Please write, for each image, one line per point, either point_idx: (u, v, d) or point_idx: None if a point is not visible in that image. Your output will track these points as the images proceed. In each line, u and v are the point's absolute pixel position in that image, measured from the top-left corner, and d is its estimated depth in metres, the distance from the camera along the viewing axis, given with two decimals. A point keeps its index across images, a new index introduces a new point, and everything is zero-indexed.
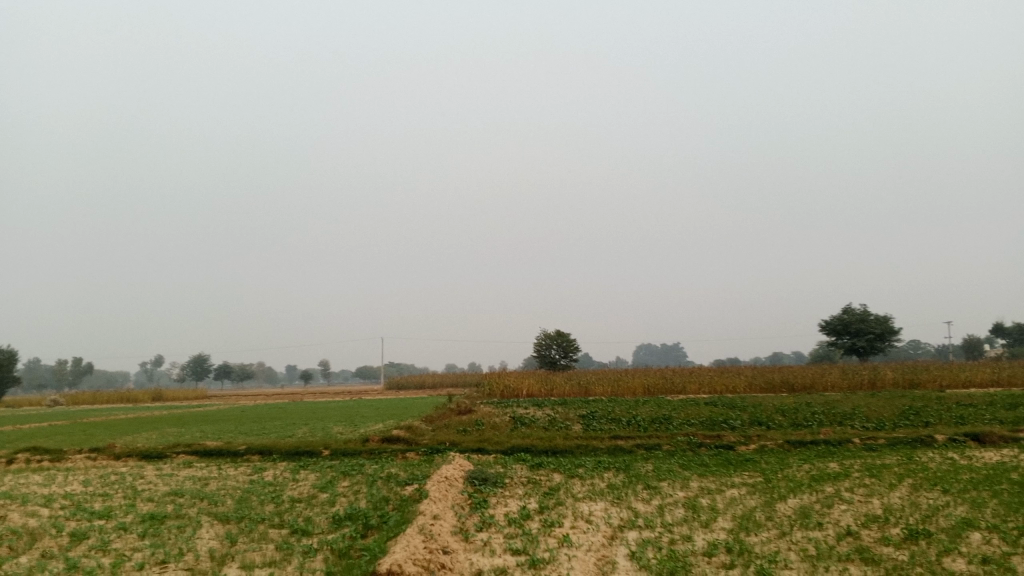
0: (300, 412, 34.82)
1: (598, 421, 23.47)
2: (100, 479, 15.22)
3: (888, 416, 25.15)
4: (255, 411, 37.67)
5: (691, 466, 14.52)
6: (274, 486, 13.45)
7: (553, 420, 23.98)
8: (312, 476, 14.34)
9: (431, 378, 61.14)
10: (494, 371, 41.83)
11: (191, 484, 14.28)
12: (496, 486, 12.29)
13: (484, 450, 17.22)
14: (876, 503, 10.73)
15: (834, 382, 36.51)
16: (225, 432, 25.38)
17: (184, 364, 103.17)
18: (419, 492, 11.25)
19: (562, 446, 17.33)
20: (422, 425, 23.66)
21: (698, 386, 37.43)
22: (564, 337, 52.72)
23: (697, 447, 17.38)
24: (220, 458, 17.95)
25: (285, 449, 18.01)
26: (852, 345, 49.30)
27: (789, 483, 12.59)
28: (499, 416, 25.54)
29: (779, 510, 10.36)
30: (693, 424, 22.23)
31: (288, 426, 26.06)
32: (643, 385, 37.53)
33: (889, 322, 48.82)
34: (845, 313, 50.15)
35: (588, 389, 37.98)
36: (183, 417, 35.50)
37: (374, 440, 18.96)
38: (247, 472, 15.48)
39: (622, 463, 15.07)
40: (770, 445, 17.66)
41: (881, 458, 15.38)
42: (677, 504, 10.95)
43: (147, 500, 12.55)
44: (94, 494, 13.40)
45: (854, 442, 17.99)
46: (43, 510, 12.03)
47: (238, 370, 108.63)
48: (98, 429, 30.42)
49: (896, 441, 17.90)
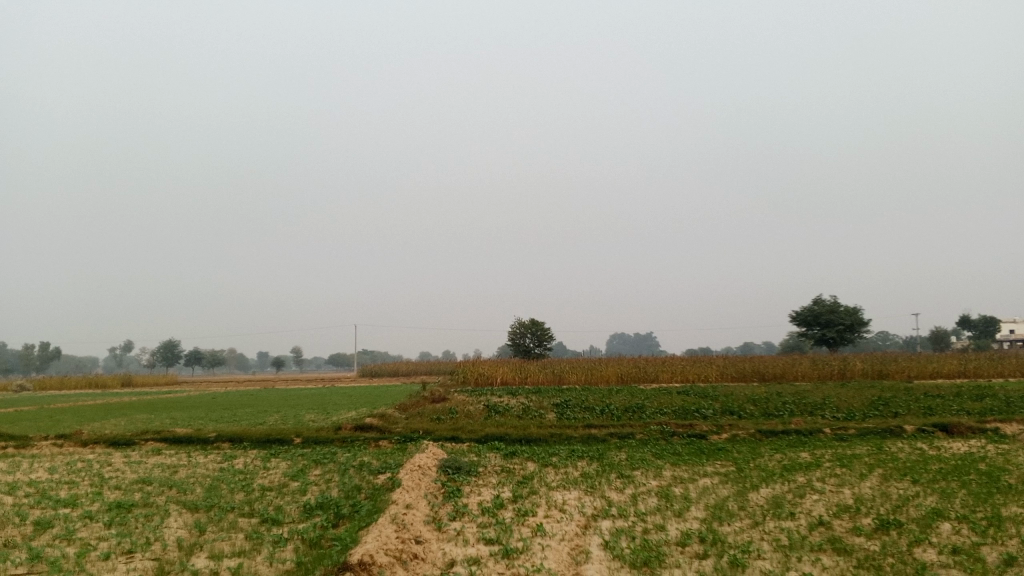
0: (272, 399, 34.49)
1: (572, 410, 23.48)
2: (65, 467, 14.96)
3: (857, 406, 25.41)
4: (226, 397, 37.24)
5: (664, 455, 14.57)
6: (244, 474, 13.30)
7: (527, 409, 23.98)
8: (283, 464, 14.20)
9: (404, 366, 60.95)
10: (468, 359, 41.77)
11: (160, 472, 14.10)
12: (470, 475, 12.23)
13: (457, 438, 17.15)
14: (847, 493, 10.79)
15: (804, 372, 36.82)
16: (196, 419, 25.09)
17: (154, 350, 102.06)
18: (392, 481, 11.17)
19: (535, 435, 17.30)
20: (395, 413, 23.56)
21: (671, 375, 37.60)
22: (539, 325, 52.73)
23: (669, 436, 17.44)
24: (189, 446, 17.73)
25: (256, 437, 17.82)
26: (822, 336, 49.74)
27: (761, 472, 12.64)
28: (473, 404, 25.51)
29: (752, 500, 10.40)
30: (666, 413, 22.32)
31: (260, 414, 25.83)
32: (616, 374, 37.63)
33: (859, 313, 49.33)
34: (816, 304, 50.58)
35: (562, 377, 38.03)
36: (153, 403, 35.10)
37: (346, 428, 18.82)
38: (217, 460, 15.31)
39: (595, 452, 15.08)
40: (742, 435, 17.76)
41: (851, 448, 15.52)
42: (650, 493, 10.96)
43: (114, 488, 12.35)
44: (60, 482, 13.17)
45: (825, 432, 18.14)
46: (7, 497, 11.80)
47: (210, 357, 107.65)
48: (65, 415, 29.96)
49: (866, 431, 18.07)
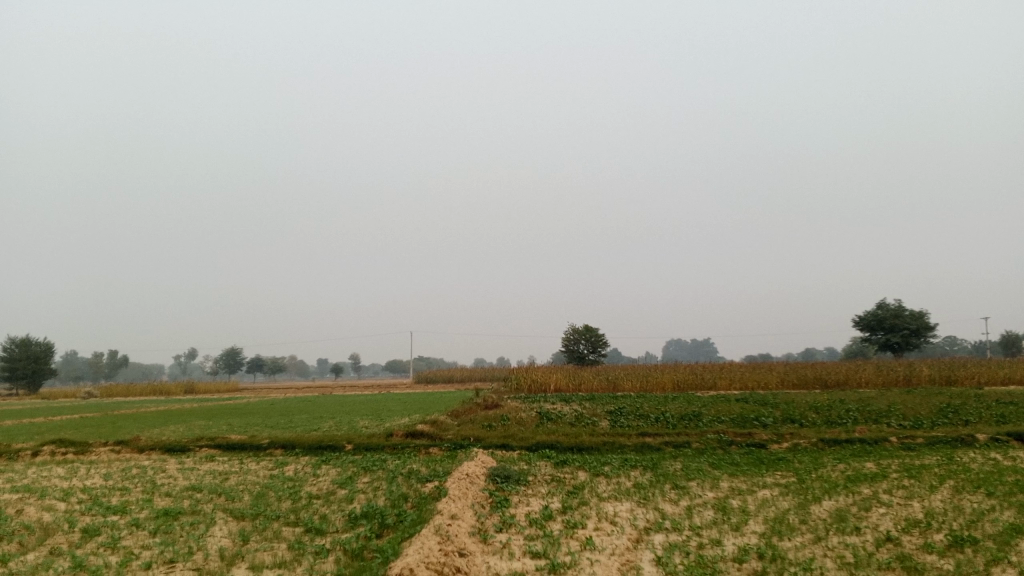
0: (328, 405, 34.70)
1: (626, 418, 23.00)
2: (120, 473, 15.10)
3: (925, 414, 24.46)
4: (283, 404, 37.55)
5: (721, 466, 14.08)
6: (294, 481, 13.23)
7: (580, 416, 23.61)
8: (332, 471, 14.09)
9: (459, 372, 60.89)
10: (522, 365, 41.47)
11: (211, 479, 14.12)
12: (518, 484, 11.92)
13: (508, 446, 16.89)
14: (917, 506, 10.20)
15: (868, 379, 35.65)
16: (252, 425, 25.28)
17: (217, 357, 104.05)
18: (438, 490, 10.96)
19: (588, 443, 16.93)
20: (447, 419, 23.41)
21: (729, 383, 36.70)
22: (593, 331, 52.25)
23: (727, 446, 16.92)
24: (242, 452, 17.80)
25: (307, 444, 17.80)
26: (886, 341, 48.29)
27: (823, 484, 12.09)
28: (526, 410, 25.26)
29: (814, 513, 9.89)
30: (723, 421, 21.76)
31: (313, 420, 25.92)
32: (672, 381, 36.96)
33: (925, 318, 47.72)
34: (879, 309, 49.12)
35: (616, 384, 37.53)
36: (213, 410, 35.70)
37: (398, 435, 18.71)
38: (267, 467, 15.29)
39: (649, 461, 14.68)
40: (803, 444, 17.15)
41: (919, 458, 14.81)
42: (706, 505, 10.52)
43: (165, 495, 12.37)
44: (114, 488, 13.27)
45: (891, 441, 17.41)
46: (59, 503, 11.91)
47: (271, 364, 109.49)
48: (127, 421, 30.53)
49: (935, 440, 17.30)
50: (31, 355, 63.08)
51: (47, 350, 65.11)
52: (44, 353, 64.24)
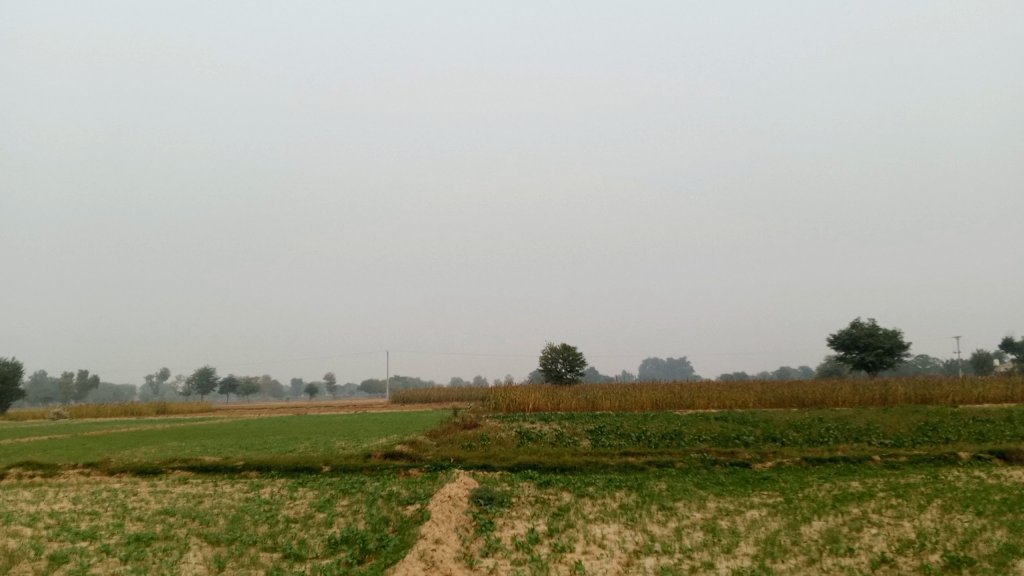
0: (302, 426, 34.09)
1: (606, 437, 22.79)
2: (90, 496, 14.64)
3: (904, 432, 24.45)
4: (257, 425, 36.87)
5: (707, 485, 13.88)
6: (270, 505, 12.86)
7: (560, 435, 23.35)
8: (310, 494, 13.71)
9: (436, 392, 60.39)
10: (500, 384, 41.14)
11: (185, 502, 13.72)
12: (503, 506, 11.66)
13: (489, 467, 16.61)
14: (908, 526, 10.05)
15: (845, 398, 35.71)
16: (225, 447, 24.75)
17: (190, 377, 102.76)
18: (421, 513, 10.67)
19: (570, 463, 16.68)
20: (426, 439, 23.05)
21: (707, 402, 36.58)
22: (570, 350, 52.01)
23: (711, 465, 16.74)
24: (217, 475, 17.34)
25: (284, 465, 17.39)
26: (861, 360, 48.50)
27: (811, 504, 11.92)
28: (505, 430, 24.98)
29: (805, 534, 9.72)
30: (704, 440, 21.58)
31: (288, 441, 25.43)
32: (651, 400, 36.80)
33: (899, 337, 47.98)
34: (853, 328, 49.35)
35: (595, 403, 37.32)
36: (186, 431, 34.99)
37: (376, 456, 18.33)
38: (243, 490, 14.89)
39: (634, 481, 14.47)
40: (787, 463, 17.01)
41: (905, 477, 14.70)
42: (695, 526, 10.32)
43: (137, 520, 11.96)
44: (82, 513, 12.82)
45: (874, 459, 17.32)
46: (26, 529, 11.48)
47: (245, 384, 108.28)
48: (97, 443, 29.79)
49: (918, 458, 17.23)
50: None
51: (15, 371, 63.75)
52: (12, 373, 62.90)
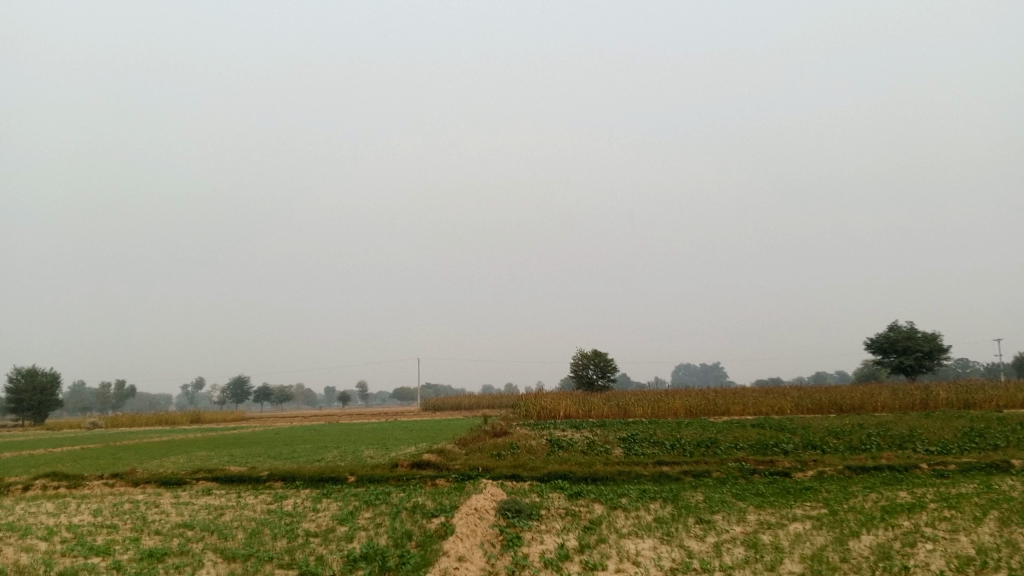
0: (333, 434, 33.74)
1: (639, 445, 22.18)
2: (111, 509, 14.35)
3: (949, 438, 23.53)
4: (287, 433, 36.62)
5: (746, 497, 13.24)
6: (292, 517, 12.44)
7: (592, 443, 22.76)
8: (334, 506, 13.27)
9: (466, 399, 59.95)
10: (530, 392, 40.59)
11: (205, 514, 13.34)
12: (532, 519, 11.13)
13: (518, 477, 16.08)
14: (966, 541, 9.35)
15: (884, 402, 34.72)
16: (254, 456, 24.42)
17: (225, 386, 103.52)
18: (444, 527, 10.21)
19: (603, 473, 16.10)
20: (455, 448, 22.60)
21: (743, 408, 35.72)
22: (602, 356, 51.42)
23: (750, 475, 16.05)
24: (241, 485, 17.03)
25: (309, 476, 17.02)
26: (899, 364, 47.29)
27: (859, 516, 11.25)
28: (536, 438, 24.52)
29: (854, 550, 9.08)
30: (742, 448, 20.86)
31: (317, 450, 25.05)
32: (684, 406, 35.99)
33: (938, 339, 46.75)
34: (890, 331, 48.17)
35: (627, 411, 36.59)
36: (215, 440, 34.82)
37: (403, 465, 17.88)
38: (266, 501, 14.51)
39: (670, 492, 13.84)
40: (829, 472, 16.26)
41: (957, 486, 13.90)
42: (736, 541, 9.73)
43: (154, 534, 11.59)
44: (101, 526, 12.52)
45: (922, 468, 16.51)
46: (41, 543, 11.18)
47: (279, 392, 108.70)
48: (128, 453, 29.67)
49: (968, 466, 16.41)
50: (37, 387, 62.38)
51: (53, 381, 64.45)
52: (51, 384, 63.60)
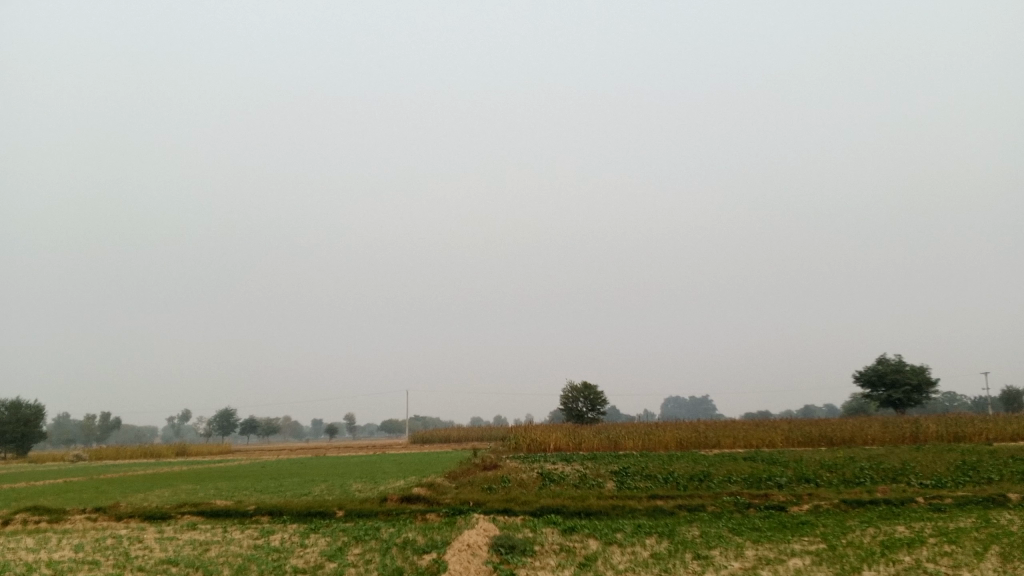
0: (321, 467, 33.22)
1: (632, 478, 21.93)
2: (93, 544, 13.98)
3: (942, 471, 23.40)
4: (273, 467, 36.07)
5: (743, 531, 13.02)
6: (279, 553, 12.15)
7: (584, 476, 22.53)
8: (322, 542, 12.97)
9: (455, 432, 59.41)
10: (520, 424, 40.27)
11: (190, 550, 13.00)
12: (526, 555, 10.89)
13: (510, 511, 15.81)
14: None
15: (875, 435, 34.59)
16: (240, 489, 24.00)
17: (211, 419, 102.48)
18: (437, 563, 9.97)
19: (596, 507, 15.86)
20: (445, 481, 22.33)
21: (733, 441, 35.52)
22: (591, 389, 51.20)
23: (745, 508, 15.86)
24: (227, 520, 16.69)
25: (296, 510, 16.70)
26: (888, 397, 47.22)
27: (858, 551, 11.08)
28: (527, 471, 24.24)
29: None
30: (735, 481, 20.67)
31: (305, 484, 24.66)
32: (675, 439, 35.75)
33: (926, 373, 46.78)
34: (879, 364, 48.16)
35: (617, 443, 36.31)
36: (200, 473, 34.25)
37: (393, 499, 17.59)
38: (252, 537, 14.19)
39: (665, 527, 13.60)
40: (825, 506, 16.09)
41: (954, 521, 13.77)
42: None
43: (137, 570, 11.28)
44: (82, 562, 12.17)
45: (918, 501, 16.33)
46: None
47: (265, 425, 107.63)
48: (111, 486, 29.11)
49: (964, 500, 16.25)
50: (20, 419, 61.56)
51: (36, 412, 63.67)
52: (35, 416, 62.65)
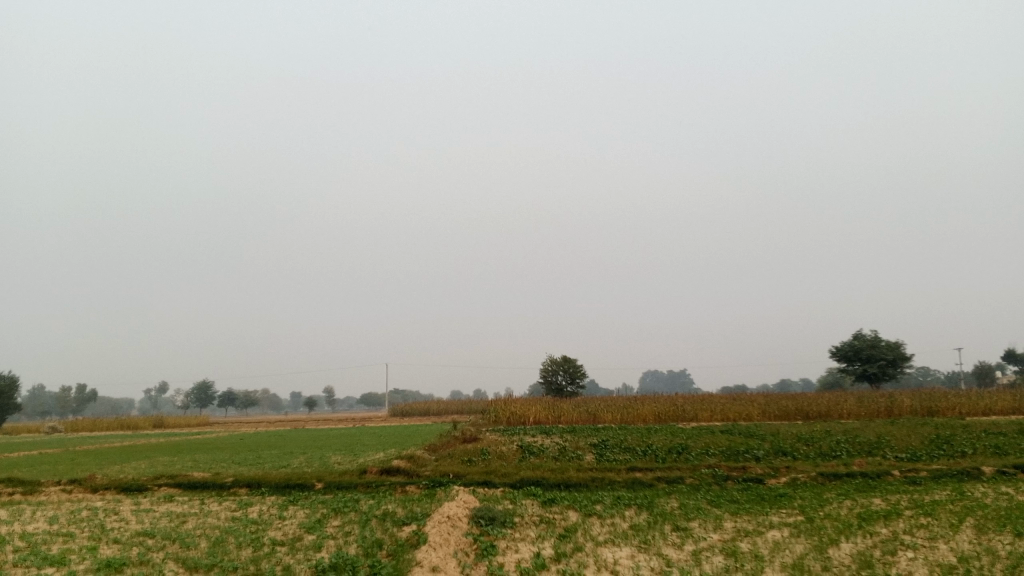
0: (300, 440, 33.15)
1: (611, 451, 22.01)
2: (68, 517, 13.81)
3: (916, 445, 23.66)
4: (252, 439, 35.93)
5: (721, 503, 13.08)
6: (257, 525, 12.04)
7: (563, 449, 22.56)
8: (301, 514, 12.89)
9: (434, 406, 59.40)
10: (499, 397, 40.35)
11: (167, 522, 12.88)
12: (505, 527, 10.86)
13: (490, 483, 15.80)
14: (946, 549, 9.25)
15: (850, 410, 34.93)
16: (218, 462, 23.83)
17: (189, 391, 101.90)
18: (417, 535, 9.93)
19: (575, 479, 15.88)
20: (425, 453, 22.32)
21: (711, 415, 35.77)
22: (571, 362, 51.32)
23: (723, 481, 15.95)
24: (204, 492, 16.57)
25: (274, 482, 16.60)
26: (863, 372, 47.68)
27: (836, 523, 11.14)
28: (507, 444, 24.27)
29: (835, 558, 8.94)
30: (713, 455, 20.77)
31: (283, 456, 24.53)
32: (653, 412, 35.96)
33: (901, 348, 47.24)
34: (855, 339, 48.57)
35: (596, 416, 36.45)
36: (178, 446, 34.04)
37: (372, 472, 17.54)
38: (230, 508, 14.08)
39: (644, 499, 13.63)
40: (802, 478, 16.22)
41: (930, 493, 13.89)
42: (714, 549, 9.54)
43: (112, 543, 11.15)
44: (56, 534, 12.01)
45: (894, 474, 16.50)
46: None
47: (243, 397, 107.12)
48: (88, 458, 28.86)
49: (939, 473, 16.42)
50: None
51: (10, 384, 63.00)
52: (9, 387, 61.97)
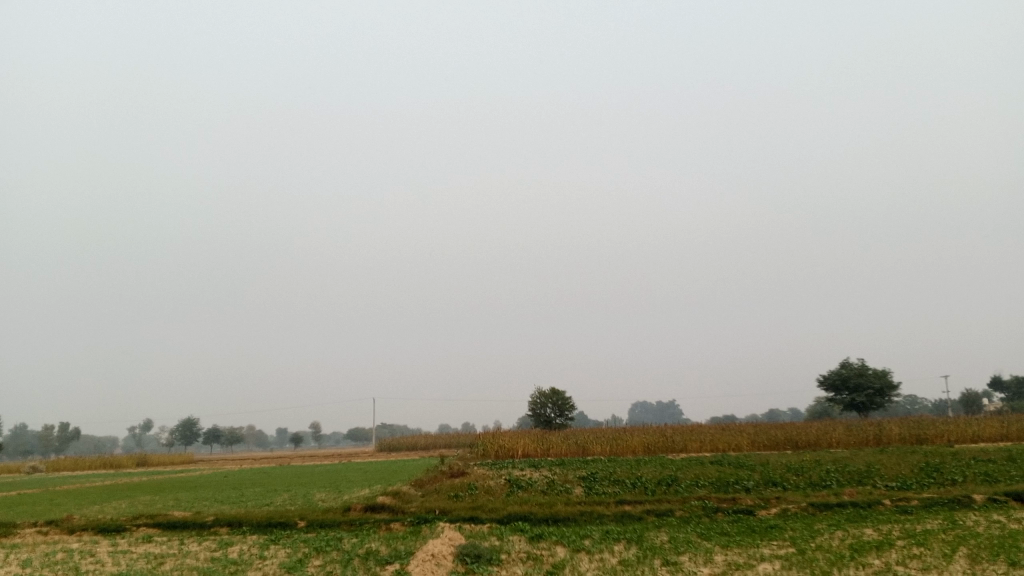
0: (285, 477, 32.67)
1: (600, 484, 21.77)
2: (42, 559, 13.43)
3: (906, 474, 23.51)
4: (237, 477, 35.42)
5: (712, 536, 12.85)
6: (237, 565, 11.75)
7: (552, 483, 22.26)
8: (282, 553, 12.59)
9: (422, 440, 58.83)
10: (488, 430, 39.97)
11: (144, 564, 12.53)
12: (491, 565, 10.60)
13: (477, 519, 15.52)
14: None
15: (839, 439, 34.76)
16: (200, 501, 23.39)
17: (173, 429, 100.70)
18: None
19: (563, 513, 15.61)
20: (412, 489, 21.98)
21: (700, 445, 35.54)
22: (559, 394, 51.03)
23: (713, 513, 15.73)
24: (184, 532, 16.20)
25: (256, 520, 16.26)
26: (851, 401, 47.60)
27: (828, 555, 10.95)
28: (494, 478, 23.96)
29: None
30: (703, 486, 20.56)
31: (266, 494, 24.09)
32: (642, 444, 35.67)
33: (888, 376, 47.23)
34: (842, 368, 48.55)
35: (585, 448, 36.12)
36: (161, 484, 33.48)
37: (356, 509, 17.21)
38: (210, 549, 13.75)
39: (633, 532, 13.39)
40: (793, 509, 16.03)
41: (922, 523, 13.70)
42: None
43: None
44: None
45: (885, 504, 16.33)
46: None
47: (229, 434, 105.85)
48: (68, 498, 28.33)
49: (931, 502, 16.26)
50: None
51: None
52: None
